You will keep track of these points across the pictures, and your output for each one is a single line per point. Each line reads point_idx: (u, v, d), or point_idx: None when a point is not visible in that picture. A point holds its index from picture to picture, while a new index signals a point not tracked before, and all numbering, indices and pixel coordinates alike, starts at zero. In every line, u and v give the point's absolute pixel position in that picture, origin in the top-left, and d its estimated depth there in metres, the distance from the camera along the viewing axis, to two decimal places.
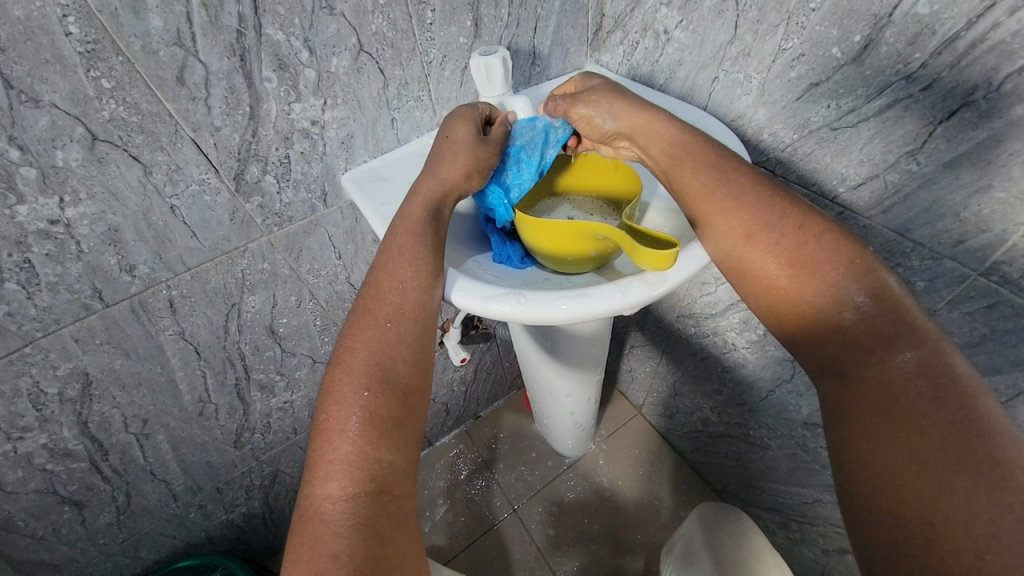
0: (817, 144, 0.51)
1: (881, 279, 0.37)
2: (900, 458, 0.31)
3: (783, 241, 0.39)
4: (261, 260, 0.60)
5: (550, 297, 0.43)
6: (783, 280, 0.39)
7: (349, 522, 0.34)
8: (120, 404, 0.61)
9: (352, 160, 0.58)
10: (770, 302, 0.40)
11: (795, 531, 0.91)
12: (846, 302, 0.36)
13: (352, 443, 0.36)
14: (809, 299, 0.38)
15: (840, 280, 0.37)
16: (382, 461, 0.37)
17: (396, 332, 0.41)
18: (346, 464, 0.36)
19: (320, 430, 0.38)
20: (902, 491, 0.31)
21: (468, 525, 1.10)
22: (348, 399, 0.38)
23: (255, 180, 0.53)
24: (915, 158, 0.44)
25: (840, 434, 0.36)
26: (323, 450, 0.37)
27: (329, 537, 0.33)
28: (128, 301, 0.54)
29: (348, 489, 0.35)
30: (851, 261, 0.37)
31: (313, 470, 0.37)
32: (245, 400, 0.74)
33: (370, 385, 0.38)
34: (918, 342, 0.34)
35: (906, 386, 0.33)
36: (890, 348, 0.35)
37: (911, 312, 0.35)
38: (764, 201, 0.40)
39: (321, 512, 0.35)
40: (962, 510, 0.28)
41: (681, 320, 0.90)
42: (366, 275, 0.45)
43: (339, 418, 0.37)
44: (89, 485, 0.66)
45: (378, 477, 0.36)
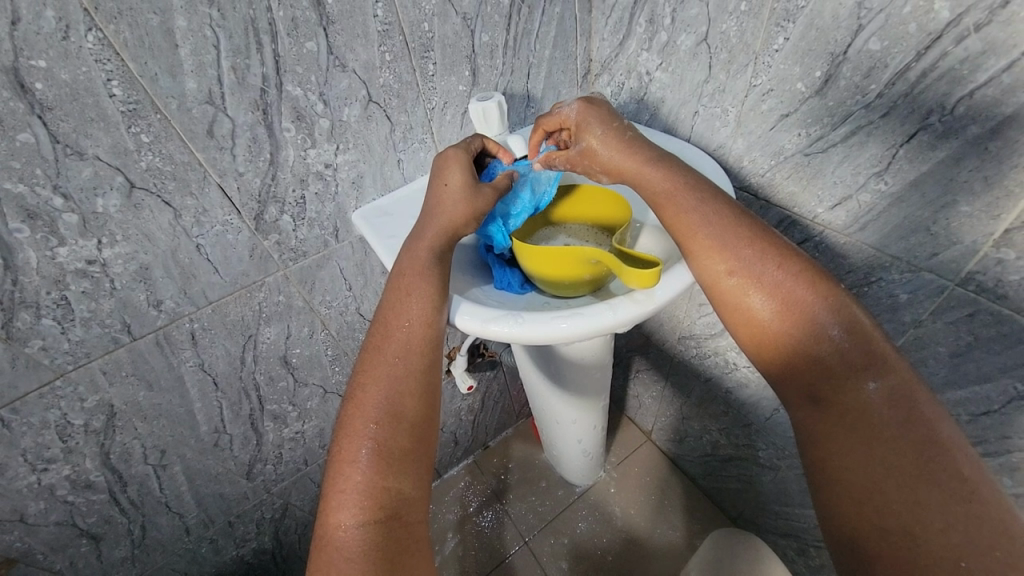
0: (793, 169, 0.54)
1: (853, 311, 0.39)
2: (879, 478, 0.33)
3: (765, 277, 0.41)
4: (277, 293, 0.64)
5: (547, 317, 0.46)
6: (763, 313, 0.41)
7: (361, 550, 0.36)
8: (141, 435, 0.64)
9: (362, 199, 0.63)
10: (753, 334, 0.42)
11: (814, 557, 0.88)
12: (822, 335, 0.38)
13: (362, 474, 0.38)
14: (788, 329, 0.39)
15: (815, 312, 0.39)
16: (391, 490, 0.38)
17: (404, 367, 0.44)
18: (356, 493, 0.38)
19: (333, 460, 0.40)
20: (884, 509, 0.33)
21: (479, 559, 1.08)
22: (360, 431, 0.40)
23: (273, 220, 0.58)
24: (883, 179, 0.47)
25: (818, 456, 0.37)
26: (335, 481, 0.39)
27: (341, 565, 0.35)
28: (153, 334, 0.57)
29: (359, 517, 0.37)
30: (821, 293, 0.39)
31: (325, 501, 0.38)
32: (259, 430, 0.76)
33: (379, 418, 0.41)
34: (885, 369, 0.36)
35: (879, 412, 0.35)
36: (863, 376, 0.36)
37: (880, 341, 0.37)
38: (743, 238, 0.43)
39: (334, 541, 0.36)
40: (940, 525, 0.31)
41: (683, 343, 0.91)
42: (375, 315, 0.48)
43: (350, 450, 0.39)
44: (107, 518, 0.68)
45: (386, 505, 0.38)
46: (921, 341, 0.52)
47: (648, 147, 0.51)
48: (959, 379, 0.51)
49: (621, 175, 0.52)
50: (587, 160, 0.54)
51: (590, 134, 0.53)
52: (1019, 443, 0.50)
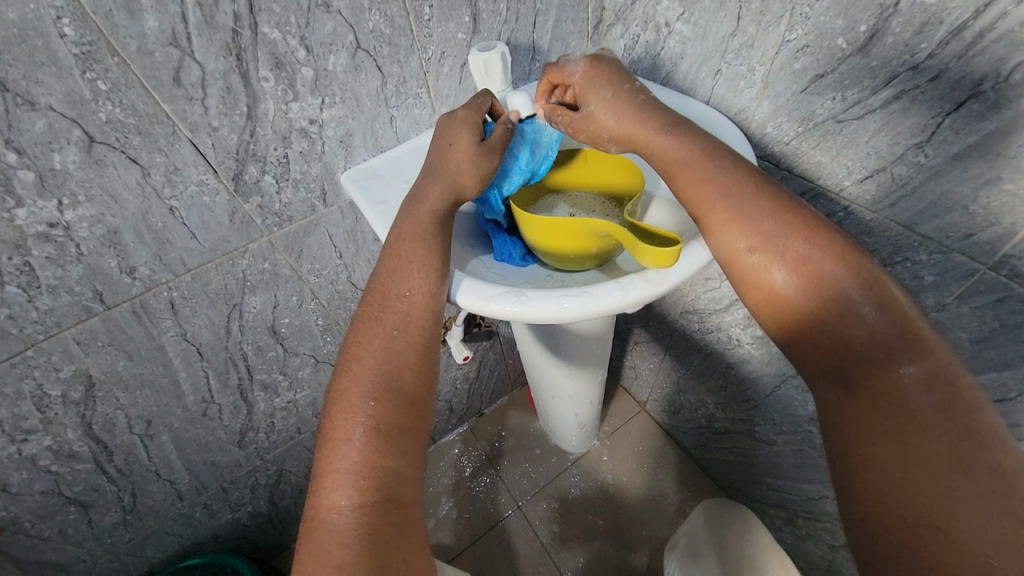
0: (822, 137, 0.50)
1: (889, 290, 0.36)
2: (908, 467, 0.31)
3: (791, 250, 0.38)
4: (262, 260, 0.60)
5: (553, 296, 0.42)
6: (789, 289, 0.38)
7: (356, 532, 0.33)
8: (124, 405, 0.62)
9: (351, 159, 0.58)
10: (775, 311, 0.39)
11: (801, 527, 0.90)
12: (853, 313, 0.36)
13: (358, 453, 0.36)
14: (816, 306, 0.37)
15: (847, 288, 0.36)
16: (388, 470, 0.36)
17: (403, 339, 0.41)
18: (352, 474, 0.35)
19: (326, 437, 0.37)
20: (912, 502, 0.30)
21: (473, 522, 1.11)
22: (356, 405, 0.37)
23: (254, 181, 0.53)
24: (923, 150, 0.43)
25: (841, 441, 0.35)
26: (329, 458, 0.36)
27: (334, 548, 0.33)
28: (128, 303, 0.54)
29: (355, 498, 0.34)
30: (853, 268, 0.37)
31: (317, 479, 0.36)
32: (249, 400, 0.74)
33: (377, 393, 0.38)
34: (924, 354, 0.33)
35: (916, 399, 0.32)
36: (896, 359, 0.34)
37: (918, 324, 0.35)
38: (770, 208, 0.40)
39: (327, 522, 0.34)
40: (975, 522, 0.28)
41: (685, 317, 0.89)
42: (371, 281, 0.44)
43: (346, 427, 0.37)
44: (94, 486, 0.67)
45: (383, 486, 0.35)
46: (941, 325, 0.50)
47: (663, 113, 0.48)
48: (976, 365, 0.49)
49: (633, 142, 0.48)
50: (591, 127, 0.50)
51: (598, 97, 0.49)
52: None
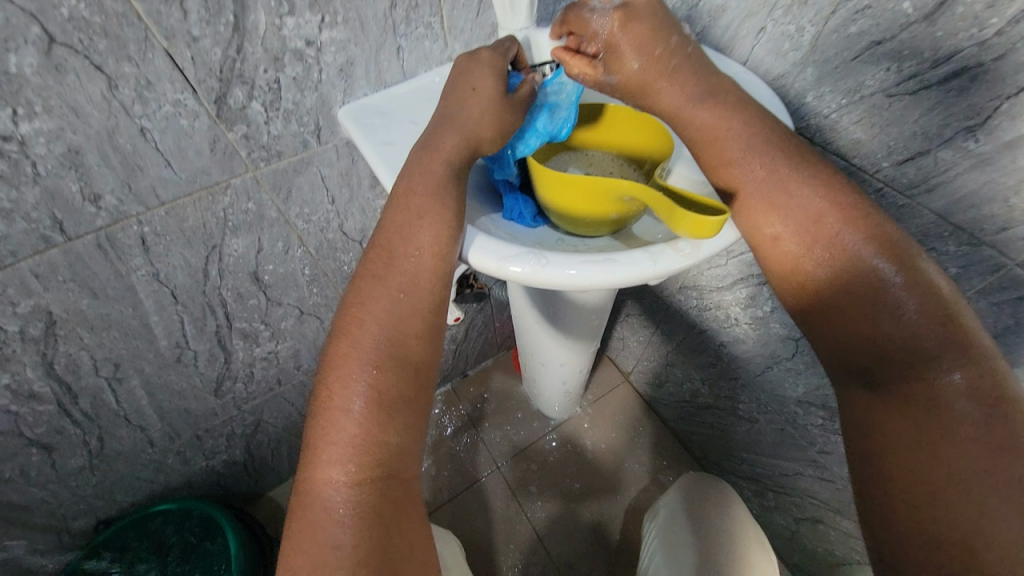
0: (866, 112, 0.47)
1: (935, 286, 0.34)
2: (940, 478, 0.31)
3: (837, 242, 0.36)
4: (245, 199, 0.54)
5: (575, 261, 0.39)
6: (824, 281, 0.37)
7: (354, 510, 0.31)
8: (89, 346, 0.57)
9: (350, 92, 0.52)
10: (812, 306, 0.38)
11: (770, 499, 0.94)
12: (894, 311, 0.34)
13: (357, 426, 0.33)
14: (851, 300, 0.36)
15: (889, 283, 0.34)
16: (389, 445, 0.34)
17: (408, 303, 0.37)
18: (350, 448, 0.33)
19: (322, 406, 0.34)
20: (937, 510, 0.30)
21: (451, 480, 1.12)
22: (355, 374, 0.34)
23: (239, 106, 0.46)
24: (974, 135, 0.41)
25: (870, 446, 0.34)
26: (326, 430, 0.34)
27: (331, 527, 0.31)
28: (93, 236, 0.48)
29: (352, 474, 0.32)
30: (899, 263, 0.35)
31: (312, 451, 0.34)
32: (227, 348, 0.69)
33: (378, 362, 0.35)
34: (968, 359, 0.32)
35: (954, 406, 0.32)
36: (940, 365, 0.32)
37: (965, 324, 0.33)
38: (813, 193, 0.38)
39: (322, 497, 0.32)
40: (1005, 536, 0.28)
41: (683, 292, 0.88)
42: (374, 236, 0.40)
43: (344, 397, 0.34)
44: (58, 428, 0.63)
45: (383, 462, 0.33)
46: None
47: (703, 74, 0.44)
48: None
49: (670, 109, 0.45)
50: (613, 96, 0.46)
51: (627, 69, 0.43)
52: None
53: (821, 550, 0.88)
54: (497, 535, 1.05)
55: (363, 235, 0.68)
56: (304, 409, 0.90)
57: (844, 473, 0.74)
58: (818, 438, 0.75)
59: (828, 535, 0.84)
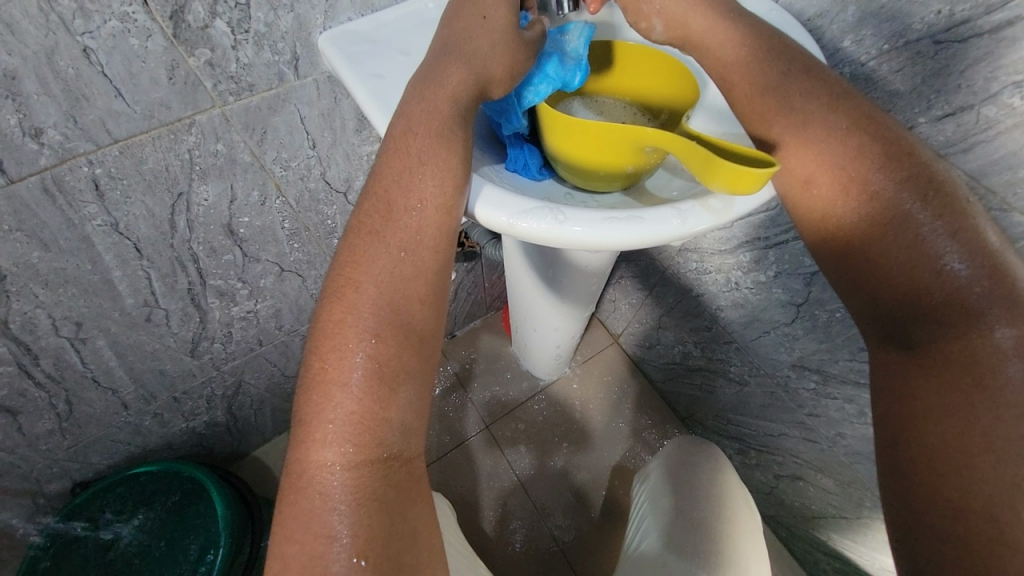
0: (908, 61, 0.42)
1: (983, 235, 0.31)
2: (973, 449, 0.28)
3: (871, 181, 0.33)
4: (213, 140, 0.47)
5: (595, 217, 0.36)
6: (855, 228, 0.34)
7: (353, 495, 0.29)
8: (45, 304, 0.51)
9: (332, 16, 0.44)
10: (838, 252, 0.35)
11: (752, 457, 0.97)
12: (933, 261, 0.31)
13: (356, 403, 0.30)
14: (882, 249, 0.33)
15: (927, 230, 0.31)
16: (392, 422, 0.31)
17: (411, 264, 0.33)
18: (349, 426, 0.30)
19: (315, 379, 0.31)
20: (968, 484, 0.28)
21: (440, 439, 1.12)
22: (353, 344, 0.31)
23: (201, 25, 0.39)
24: (1022, 91, 0.38)
25: (895, 410, 0.32)
26: (320, 406, 0.30)
27: (327, 514, 0.28)
28: (37, 178, 0.41)
29: (350, 456, 0.29)
30: (939, 207, 0.32)
31: (305, 430, 0.30)
32: (201, 307, 0.64)
33: (378, 331, 0.31)
34: (1018, 313, 0.29)
35: (999, 368, 0.28)
36: (984, 320, 0.29)
37: (1015, 279, 0.30)
38: (853, 134, 0.35)
39: (318, 481, 0.29)
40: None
41: (682, 254, 0.85)
42: (369, 185, 0.35)
43: (341, 370, 0.30)
44: (20, 391, 0.58)
45: (386, 441, 0.30)
46: None
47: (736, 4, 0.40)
48: None
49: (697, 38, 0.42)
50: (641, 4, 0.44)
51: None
52: None
53: (797, 504, 0.92)
54: (485, 492, 1.07)
55: (347, 185, 0.62)
56: (287, 370, 0.86)
57: (830, 434, 0.75)
58: (808, 401, 0.76)
59: (807, 491, 0.87)
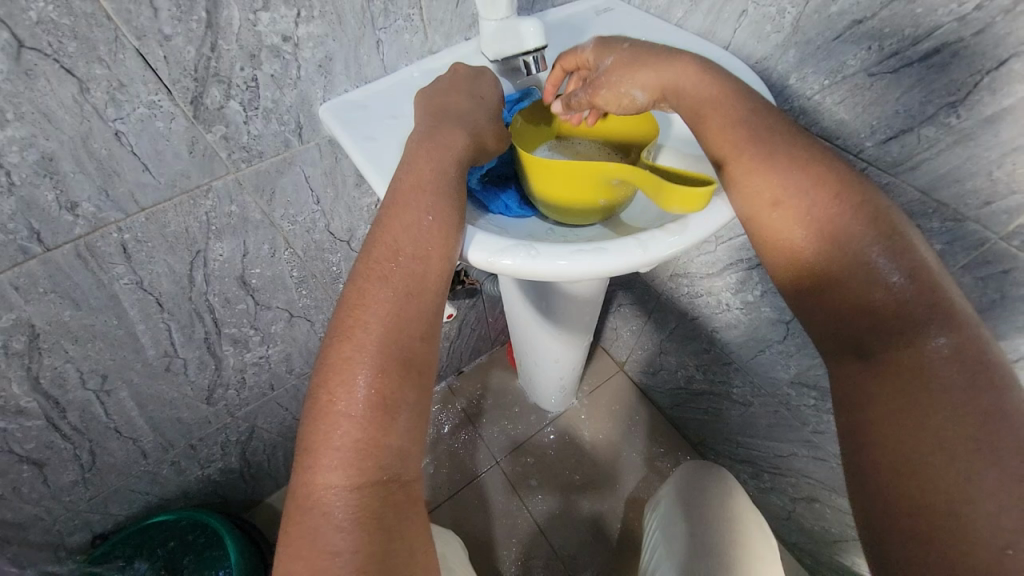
0: (849, 92, 0.47)
1: (916, 253, 0.34)
2: (930, 451, 0.29)
3: (816, 208, 0.36)
4: (228, 202, 0.53)
5: (564, 251, 0.39)
6: (808, 250, 0.36)
7: (353, 517, 0.31)
8: (74, 358, 0.55)
9: (331, 89, 0.51)
10: (796, 272, 0.37)
11: (766, 481, 0.95)
12: (879, 278, 0.33)
13: (361, 431, 0.33)
14: (835, 269, 0.35)
15: (869, 251, 0.34)
16: (391, 449, 0.33)
17: (412, 304, 0.37)
18: (352, 453, 0.32)
19: (322, 409, 0.34)
20: (927, 482, 0.29)
21: (451, 477, 1.12)
22: (358, 377, 0.34)
23: (217, 106, 0.45)
24: (956, 111, 0.41)
25: (858, 418, 0.33)
26: (328, 432, 0.33)
27: (330, 534, 0.31)
28: (72, 245, 0.47)
29: (353, 480, 0.32)
30: (880, 232, 0.35)
31: (311, 456, 0.33)
32: (217, 355, 0.68)
33: (382, 366, 0.34)
34: (952, 324, 0.32)
35: (941, 373, 0.31)
36: (924, 330, 0.32)
37: (946, 290, 0.33)
38: (801, 165, 0.38)
39: (322, 502, 0.32)
40: (992, 507, 0.27)
41: (674, 280, 0.88)
42: (375, 234, 0.39)
43: (348, 401, 0.33)
44: (47, 443, 0.62)
45: (386, 466, 0.33)
46: None
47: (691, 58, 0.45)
48: None
49: (659, 87, 0.45)
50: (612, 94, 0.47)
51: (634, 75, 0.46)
52: None
53: (817, 529, 0.89)
54: (498, 531, 1.05)
55: (350, 234, 0.67)
56: (298, 413, 0.89)
57: (837, 452, 0.74)
58: (811, 418, 0.76)
59: (824, 513, 0.85)
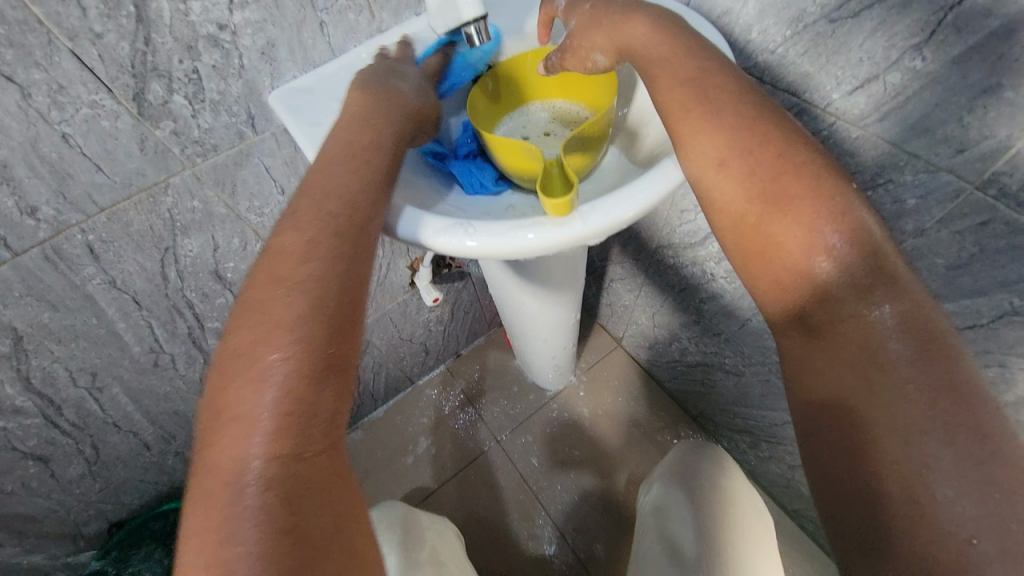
0: (813, 42, 0.44)
1: (862, 216, 0.32)
2: (882, 432, 0.28)
3: (761, 172, 0.35)
4: (189, 198, 0.53)
5: (501, 228, 0.39)
6: (756, 221, 0.34)
7: (264, 492, 0.28)
8: (61, 358, 0.58)
9: (279, 76, 0.50)
10: (746, 246, 0.35)
11: (764, 450, 0.95)
12: (824, 248, 0.32)
13: (275, 401, 0.30)
14: (784, 242, 0.33)
15: (816, 220, 0.32)
16: (311, 426, 0.31)
17: (335, 271, 0.34)
18: (267, 424, 0.29)
19: (233, 377, 0.31)
20: (883, 468, 0.28)
21: (452, 457, 1.14)
22: (274, 342, 0.31)
23: (161, 101, 0.45)
24: (921, 54, 0.38)
25: (809, 397, 0.32)
26: (216, 481, 0.29)
27: (236, 509, 0.28)
28: (38, 249, 0.48)
29: (266, 453, 0.29)
30: (826, 199, 0.33)
31: (221, 427, 0.30)
32: (204, 349, 0.70)
33: (299, 334, 0.31)
34: (896, 292, 0.30)
35: (887, 344, 0.29)
36: (869, 300, 0.31)
37: (891, 255, 0.32)
38: (746, 128, 0.36)
39: (230, 476, 0.29)
40: (951, 490, 0.26)
41: (660, 251, 0.86)
42: (283, 223, 0.36)
43: (263, 369, 0.30)
44: (49, 439, 0.65)
45: (306, 442, 0.30)
46: (918, 252, 0.47)
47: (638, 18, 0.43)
48: (948, 292, 0.47)
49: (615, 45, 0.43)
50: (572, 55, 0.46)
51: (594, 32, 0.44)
52: (1001, 356, 0.47)
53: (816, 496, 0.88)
54: (501, 508, 1.08)
55: None
56: None
57: None
58: None
59: None
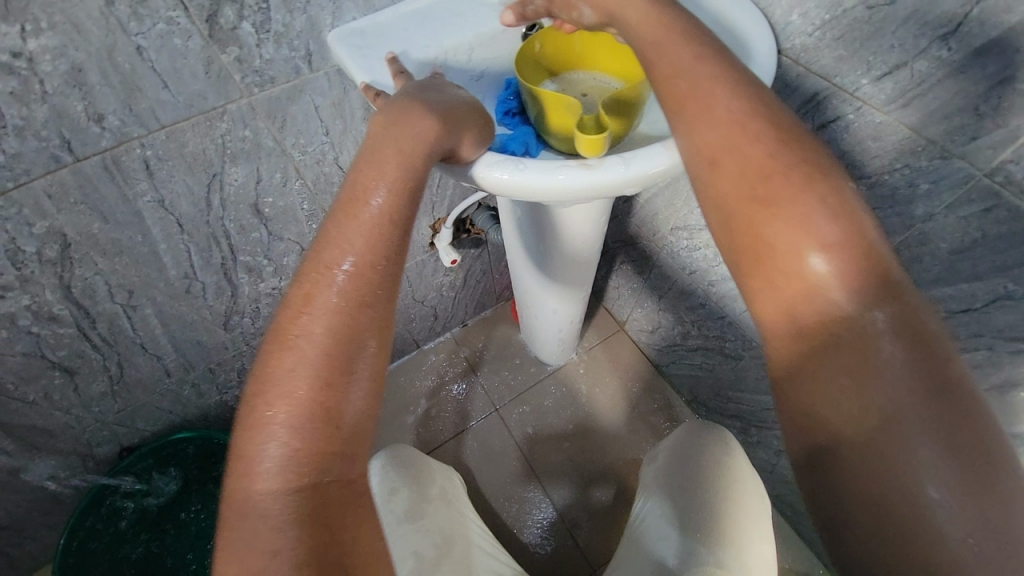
0: (848, 28, 0.47)
1: (857, 218, 0.32)
2: (885, 446, 0.29)
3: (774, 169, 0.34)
4: (242, 126, 0.55)
5: (549, 166, 0.43)
6: (759, 220, 0.33)
7: (294, 432, 0.32)
8: (103, 271, 0.60)
9: (339, 16, 0.52)
10: (746, 246, 0.34)
11: (753, 435, 0.99)
12: (821, 249, 0.31)
13: (317, 353, 0.33)
14: (785, 244, 0.32)
15: (817, 221, 0.32)
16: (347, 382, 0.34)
17: (387, 229, 0.36)
18: (307, 374, 0.33)
19: (285, 324, 0.34)
20: (884, 483, 0.28)
21: (452, 420, 1.18)
22: (324, 297, 0.34)
23: (230, 26, 0.48)
24: (947, 44, 0.41)
25: (805, 408, 0.32)
26: (257, 407, 0.33)
27: (269, 443, 0.32)
28: (99, 157, 0.50)
29: (298, 400, 0.32)
30: (827, 202, 0.32)
31: (265, 364, 0.34)
32: (233, 282, 0.73)
33: (347, 296, 0.34)
34: (891, 298, 0.31)
35: (881, 351, 0.30)
36: (867, 307, 0.31)
37: (886, 259, 0.32)
38: (753, 121, 0.35)
39: (264, 411, 0.33)
40: (945, 500, 0.27)
41: (674, 234, 0.89)
42: (361, 159, 0.38)
43: (307, 323, 0.34)
44: (79, 352, 0.68)
45: (340, 397, 0.33)
46: (925, 235, 0.50)
47: None
48: (948, 275, 0.50)
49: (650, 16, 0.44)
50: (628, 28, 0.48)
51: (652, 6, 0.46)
52: (990, 340, 0.51)
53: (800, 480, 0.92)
54: (495, 471, 1.12)
55: None
56: None
57: None
58: None
59: None
